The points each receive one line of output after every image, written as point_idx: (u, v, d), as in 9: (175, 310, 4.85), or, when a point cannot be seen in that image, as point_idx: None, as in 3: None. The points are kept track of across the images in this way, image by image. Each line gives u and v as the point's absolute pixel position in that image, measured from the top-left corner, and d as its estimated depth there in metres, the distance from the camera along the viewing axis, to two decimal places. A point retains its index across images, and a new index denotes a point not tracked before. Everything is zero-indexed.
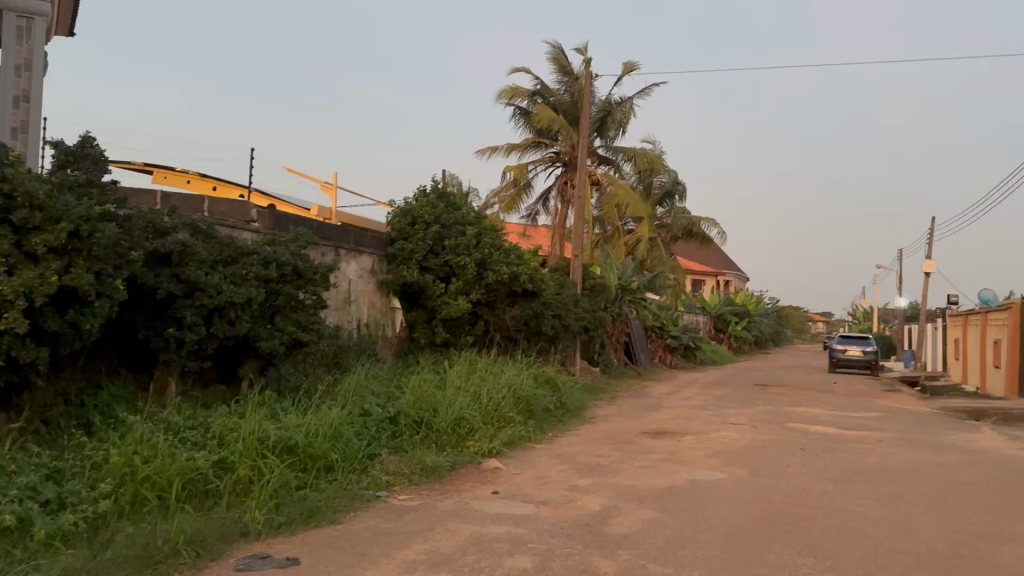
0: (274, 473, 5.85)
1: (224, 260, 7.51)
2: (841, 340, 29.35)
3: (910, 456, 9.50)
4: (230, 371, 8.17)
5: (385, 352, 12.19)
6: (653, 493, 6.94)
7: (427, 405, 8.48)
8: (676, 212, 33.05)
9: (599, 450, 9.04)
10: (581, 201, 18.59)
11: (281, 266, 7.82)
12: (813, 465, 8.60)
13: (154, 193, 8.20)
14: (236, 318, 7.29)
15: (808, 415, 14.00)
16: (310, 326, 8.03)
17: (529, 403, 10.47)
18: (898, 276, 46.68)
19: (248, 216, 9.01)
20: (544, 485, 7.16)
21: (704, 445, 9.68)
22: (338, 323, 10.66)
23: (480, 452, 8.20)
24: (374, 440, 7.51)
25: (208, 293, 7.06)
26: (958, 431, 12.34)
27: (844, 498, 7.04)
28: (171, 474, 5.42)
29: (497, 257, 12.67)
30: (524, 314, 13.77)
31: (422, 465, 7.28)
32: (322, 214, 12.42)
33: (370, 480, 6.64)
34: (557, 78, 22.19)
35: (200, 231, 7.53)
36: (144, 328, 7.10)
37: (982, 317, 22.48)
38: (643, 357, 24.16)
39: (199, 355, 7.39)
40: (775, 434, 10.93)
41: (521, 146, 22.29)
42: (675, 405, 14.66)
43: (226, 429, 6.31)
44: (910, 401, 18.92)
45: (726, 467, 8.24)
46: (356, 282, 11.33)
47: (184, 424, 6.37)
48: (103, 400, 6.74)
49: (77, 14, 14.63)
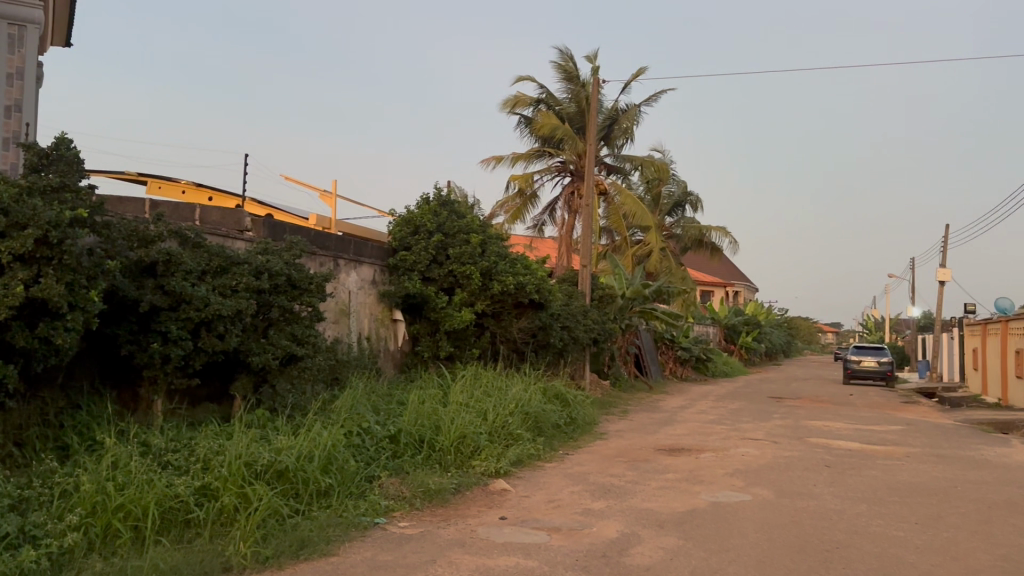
0: (262, 499, 5.36)
1: (213, 270, 7.04)
2: (855, 350, 28.71)
3: (941, 473, 8.94)
4: (223, 389, 7.74)
5: (389, 366, 11.68)
6: (674, 517, 6.43)
7: (429, 423, 8.00)
8: (686, 222, 32.57)
9: (612, 469, 8.52)
10: (588, 210, 18.14)
11: (274, 276, 7.36)
12: (840, 484, 8.07)
13: (141, 201, 7.79)
14: (225, 331, 6.82)
15: (828, 429, 13.45)
16: (305, 339, 7.56)
17: (538, 418, 9.97)
18: (911, 286, 46.01)
19: (241, 224, 8.57)
20: (556, 509, 6.64)
21: (723, 463, 9.15)
22: (336, 336, 10.22)
23: (486, 472, 7.72)
24: (373, 462, 7.02)
25: (194, 306, 6.62)
26: (988, 445, 11.76)
27: (879, 521, 6.51)
28: (148, 502, 4.97)
29: (503, 266, 12.23)
30: (531, 326, 13.30)
31: (424, 487, 6.78)
32: (321, 223, 12.01)
33: (368, 505, 6.15)
34: (563, 86, 21.80)
35: (188, 240, 7.09)
36: (127, 343, 6.65)
37: (1001, 326, 21.84)
38: (654, 369, 23.60)
39: (187, 372, 6.93)
40: (797, 450, 10.41)
41: (526, 155, 21.90)
42: (689, 419, 14.12)
43: (210, 452, 5.84)
44: (931, 413, 18.32)
45: (748, 487, 7.72)
46: (356, 293, 10.89)
47: (166, 448, 5.91)
48: (83, 421, 6.29)
49: (72, 23, 14.25)
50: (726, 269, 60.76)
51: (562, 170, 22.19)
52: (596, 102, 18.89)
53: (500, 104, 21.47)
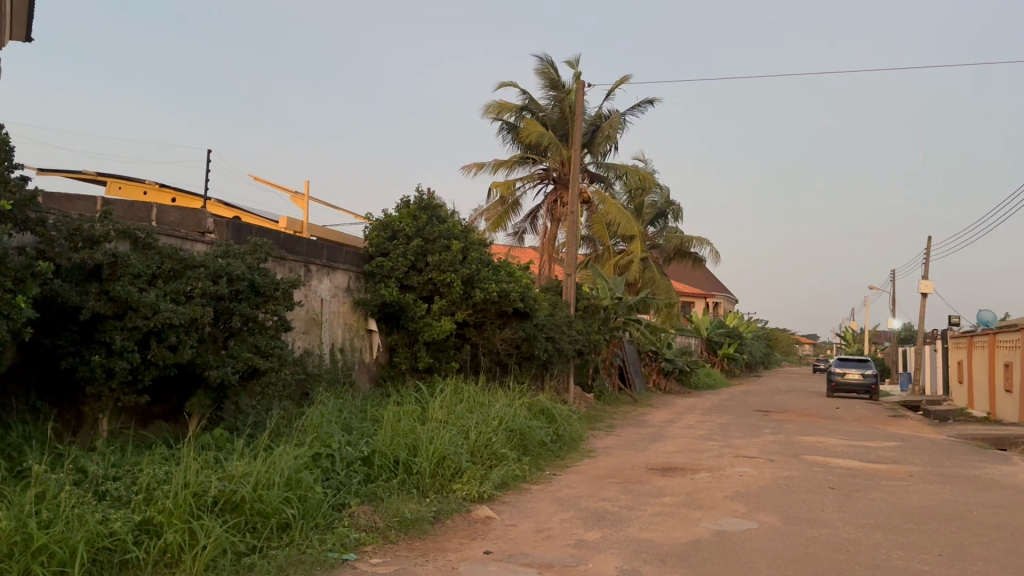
0: (212, 536, 4.68)
1: (166, 275, 6.33)
2: (839, 362, 28.37)
3: (953, 495, 8.39)
4: (178, 406, 7.05)
5: (363, 379, 11.03)
6: (676, 550, 5.81)
7: (405, 442, 7.31)
8: (670, 231, 32.12)
9: (604, 492, 7.88)
10: (573, 217, 17.53)
11: (235, 281, 6.66)
12: (850, 508, 7.48)
13: (93, 198, 7.08)
14: (178, 343, 6.09)
15: (823, 445, 12.91)
16: (270, 351, 6.84)
17: (523, 437, 9.30)
18: (893, 299, 46.02)
19: (203, 226, 7.87)
20: (545, 541, 5.98)
21: (721, 484, 8.55)
22: (306, 347, 9.54)
23: (468, 497, 7.05)
24: (342, 490, 6.34)
25: (142, 314, 5.90)
26: (990, 463, 11.26)
27: (901, 553, 5.94)
28: (76, 542, 4.26)
29: (486, 274, 11.61)
30: (515, 337, 12.61)
31: (400, 517, 6.09)
32: (292, 226, 11.33)
33: (336, 539, 5.46)
34: (546, 92, 21.24)
35: (138, 240, 6.39)
36: (68, 356, 5.93)
37: (988, 339, 21.51)
38: (637, 381, 23.05)
39: (136, 388, 6.22)
40: (797, 469, 9.84)
41: (508, 162, 21.33)
42: (678, 435, 13.53)
43: (155, 481, 5.12)
44: (922, 428, 17.86)
45: (752, 513, 7.12)
46: (328, 301, 10.23)
47: (105, 475, 5.20)
48: (13, 443, 5.55)
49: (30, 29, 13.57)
50: (706, 281, 60.48)
51: (544, 178, 21.62)
52: (580, 108, 18.33)
53: (482, 110, 20.89)
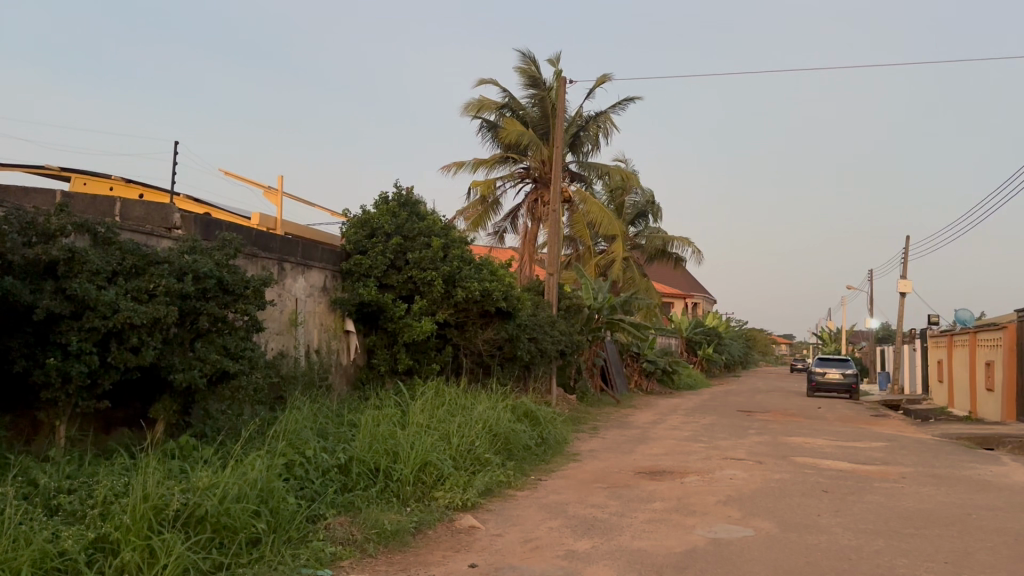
0: (173, 554, 4.29)
1: (127, 272, 5.93)
2: (819, 362, 28.36)
3: (949, 497, 8.17)
4: (142, 411, 6.65)
5: (341, 382, 10.66)
6: (673, 560, 5.51)
7: (385, 449, 6.96)
8: (651, 231, 31.97)
9: (591, 498, 7.57)
10: (553, 216, 17.19)
11: (202, 279, 6.25)
12: (846, 513, 7.23)
13: (52, 192, 6.68)
14: (140, 344, 5.70)
15: (810, 446, 12.70)
16: (240, 353, 6.47)
17: (506, 441, 8.96)
18: (870, 299, 46.30)
19: (170, 221, 7.43)
20: (534, 552, 5.65)
21: (712, 488, 8.28)
22: (281, 349, 9.15)
23: (450, 505, 6.71)
24: (317, 500, 5.97)
25: (100, 313, 5.49)
26: (980, 463, 11.10)
27: (905, 561, 5.68)
28: (20, 564, 3.86)
29: (467, 272, 11.25)
30: (498, 338, 12.26)
31: (379, 529, 5.74)
32: (265, 223, 10.91)
33: (310, 554, 5.09)
34: (527, 91, 20.96)
35: (97, 235, 5.97)
36: (20, 359, 5.51)
37: (968, 338, 21.47)
38: (619, 382, 22.82)
39: (96, 393, 5.81)
40: (787, 471, 9.60)
41: (488, 161, 20.98)
42: (662, 437, 13.29)
43: (112, 493, 4.73)
44: (905, 427, 17.77)
45: (747, 519, 6.85)
46: (304, 301, 9.84)
47: (58, 488, 4.80)
48: None
49: None
50: (684, 281, 60.52)
51: (525, 176, 21.34)
52: (561, 105, 18.03)
53: (462, 107, 20.54)
